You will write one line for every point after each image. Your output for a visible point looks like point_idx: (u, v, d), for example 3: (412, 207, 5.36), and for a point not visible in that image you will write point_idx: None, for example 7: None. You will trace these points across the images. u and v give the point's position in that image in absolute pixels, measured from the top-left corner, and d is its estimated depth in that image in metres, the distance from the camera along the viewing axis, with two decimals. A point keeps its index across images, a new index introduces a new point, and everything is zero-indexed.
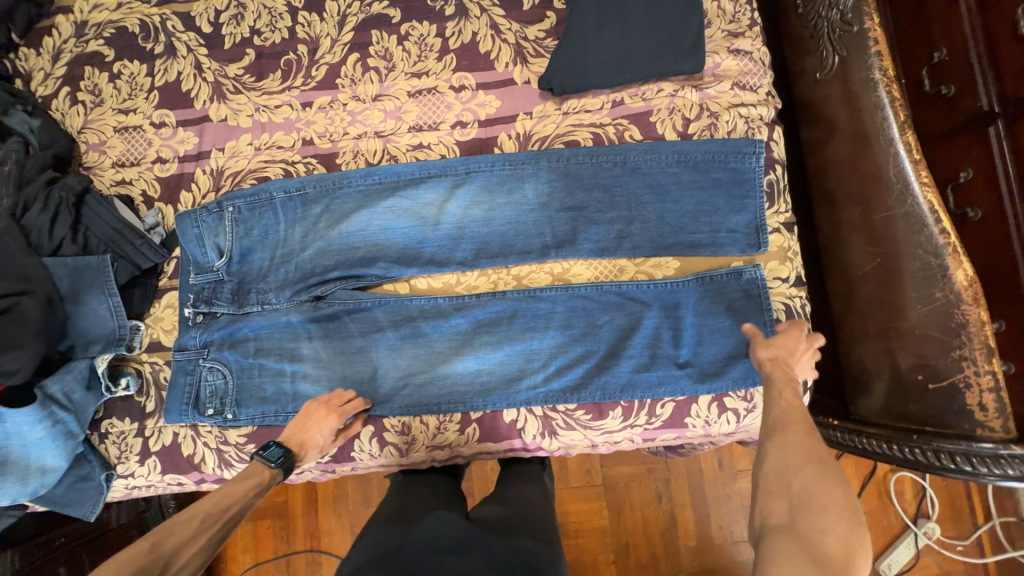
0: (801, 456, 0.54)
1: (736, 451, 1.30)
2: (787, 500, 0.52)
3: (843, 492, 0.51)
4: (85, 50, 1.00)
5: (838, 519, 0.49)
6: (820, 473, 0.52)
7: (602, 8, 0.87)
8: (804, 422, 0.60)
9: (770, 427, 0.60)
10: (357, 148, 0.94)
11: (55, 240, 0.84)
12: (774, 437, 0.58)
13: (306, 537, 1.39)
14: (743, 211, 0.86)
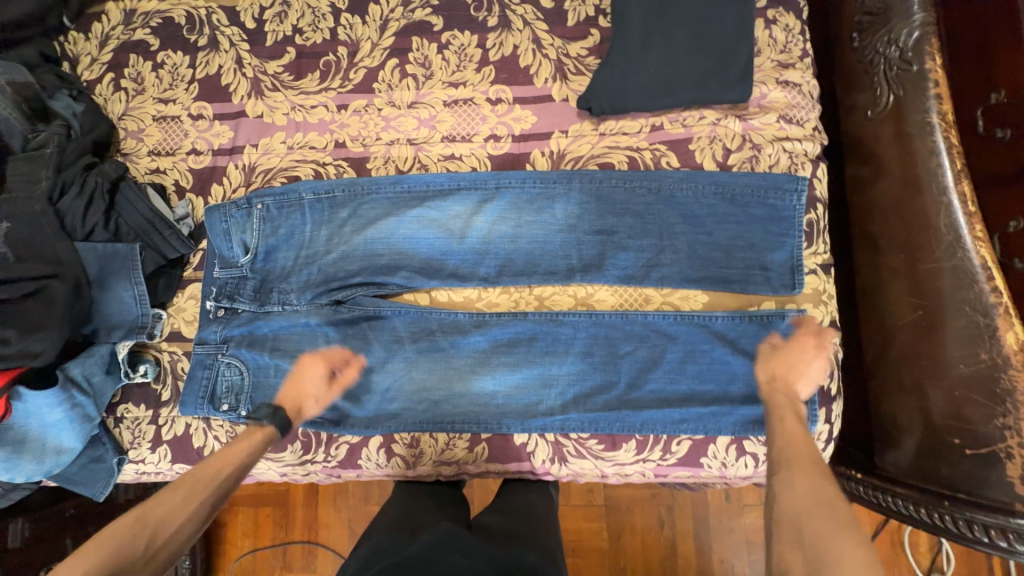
0: (809, 503, 0.58)
1: (745, 486, 1.26)
2: (802, 551, 0.53)
3: (857, 540, 0.53)
4: (131, 38, 1.02)
5: (854, 565, 0.50)
6: (829, 519, 0.55)
7: (649, 29, 0.84)
8: (807, 463, 0.64)
9: (777, 468, 0.65)
10: (388, 154, 0.93)
11: (88, 224, 0.85)
12: (782, 479, 0.63)
13: (304, 528, 1.39)
14: (780, 249, 0.83)
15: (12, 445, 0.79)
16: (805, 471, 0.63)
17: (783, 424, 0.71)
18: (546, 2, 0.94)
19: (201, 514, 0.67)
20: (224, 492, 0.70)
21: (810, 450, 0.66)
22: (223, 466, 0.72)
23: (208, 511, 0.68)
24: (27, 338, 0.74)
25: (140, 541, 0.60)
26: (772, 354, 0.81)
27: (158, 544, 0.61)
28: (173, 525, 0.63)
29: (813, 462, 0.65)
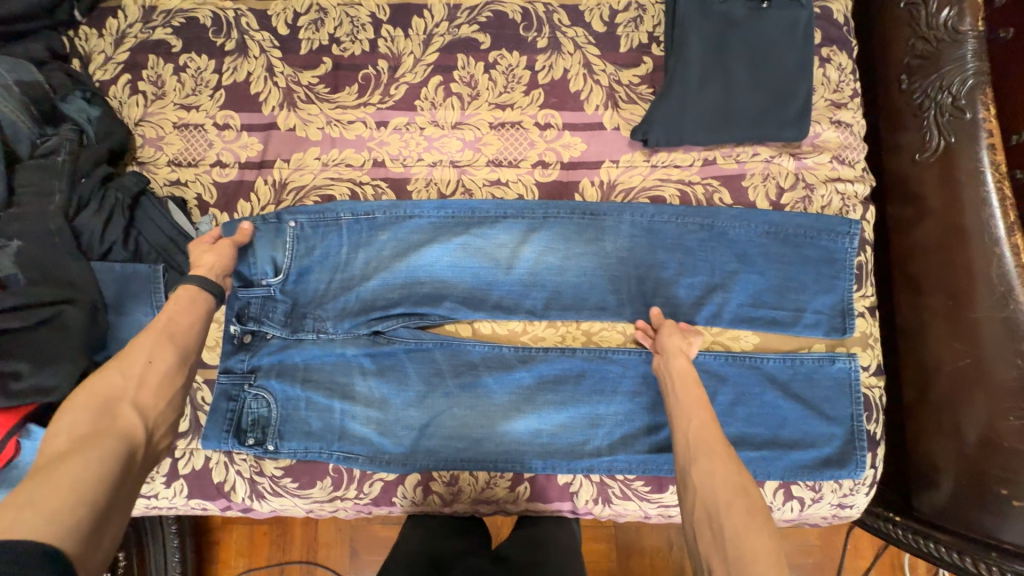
0: (727, 497, 0.59)
1: None
2: (721, 554, 0.55)
3: (767, 529, 0.56)
4: (150, 37, 0.94)
5: (768, 561, 0.53)
6: (747, 511, 0.57)
7: (708, 63, 0.82)
8: (721, 441, 0.65)
9: (691, 454, 0.65)
10: (430, 176, 0.89)
11: (106, 242, 0.78)
12: (697, 465, 0.63)
13: (304, 546, 1.29)
14: (830, 291, 0.82)
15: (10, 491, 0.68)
16: (720, 456, 0.63)
17: (696, 408, 0.69)
18: (599, 25, 0.91)
19: (172, 348, 0.65)
20: (191, 326, 0.68)
21: (718, 429, 0.66)
22: (173, 315, 0.68)
23: (179, 345, 0.66)
24: (38, 372, 0.66)
25: (116, 388, 0.59)
26: (822, 399, 0.81)
27: (136, 383, 0.60)
28: (142, 365, 0.62)
29: (720, 441, 0.65)
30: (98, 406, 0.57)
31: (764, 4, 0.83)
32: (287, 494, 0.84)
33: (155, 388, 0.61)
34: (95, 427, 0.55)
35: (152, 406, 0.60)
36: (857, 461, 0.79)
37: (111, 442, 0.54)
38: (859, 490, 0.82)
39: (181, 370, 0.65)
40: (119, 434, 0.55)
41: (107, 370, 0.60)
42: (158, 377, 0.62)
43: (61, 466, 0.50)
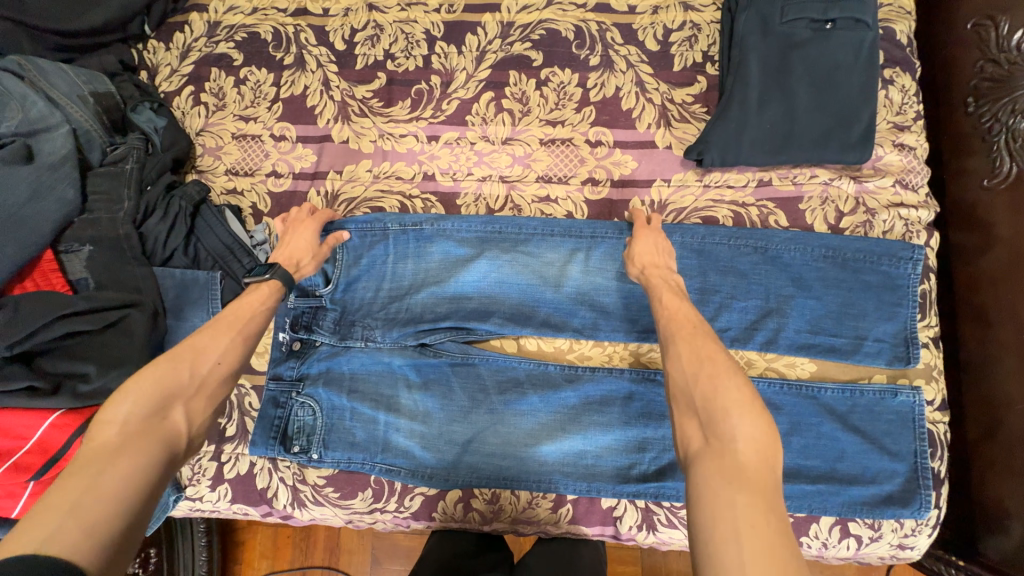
0: (695, 366, 0.56)
1: None
2: (696, 418, 0.53)
3: (736, 383, 0.53)
4: (214, 51, 0.98)
5: (742, 414, 0.51)
6: (717, 372, 0.54)
7: (766, 83, 0.81)
8: (690, 322, 0.63)
9: (663, 338, 0.62)
10: (479, 191, 0.89)
11: (168, 249, 0.80)
12: (668, 347, 0.61)
13: (326, 551, 1.29)
14: (893, 320, 0.79)
15: None
16: (687, 335, 0.60)
17: (664, 302, 0.67)
18: (652, 44, 0.90)
19: (237, 353, 0.64)
20: (257, 329, 0.67)
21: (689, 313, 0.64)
22: (246, 312, 0.67)
23: (243, 351, 0.65)
24: (105, 374, 0.67)
25: (179, 386, 0.57)
26: (884, 434, 0.77)
27: (197, 384, 0.59)
28: (209, 364, 0.60)
29: (691, 322, 0.63)
30: (157, 400, 0.55)
31: (828, 24, 0.81)
32: (328, 503, 0.84)
33: (212, 394, 0.60)
34: (148, 424, 0.53)
35: (202, 412, 0.58)
36: (921, 501, 0.75)
37: (158, 444, 0.53)
38: (923, 531, 0.77)
39: (234, 378, 0.63)
40: (168, 440, 0.54)
41: (178, 363, 0.58)
42: (218, 384, 0.61)
43: (113, 465, 0.48)
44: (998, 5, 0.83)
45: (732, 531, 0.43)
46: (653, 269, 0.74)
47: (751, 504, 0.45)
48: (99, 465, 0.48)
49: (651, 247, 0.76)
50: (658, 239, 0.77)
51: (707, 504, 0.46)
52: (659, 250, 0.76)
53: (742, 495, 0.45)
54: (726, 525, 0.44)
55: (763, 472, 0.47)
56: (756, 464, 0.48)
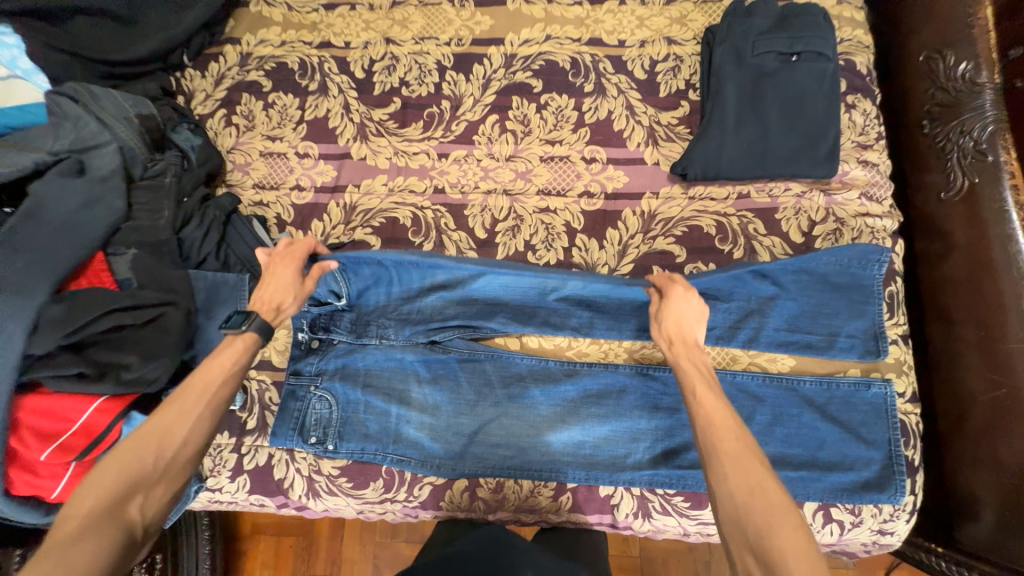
0: (745, 495, 0.58)
1: None
2: (755, 556, 0.55)
3: (792, 522, 0.56)
4: (245, 79, 1.09)
5: (797, 558, 0.53)
6: (770, 507, 0.57)
7: (742, 107, 0.91)
8: (734, 429, 0.63)
9: (705, 447, 0.63)
10: (484, 203, 0.98)
11: (202, 253, 0.89)
12: (715, 460, 0.61)
13: (327, 563, 1.33)
14: (862, 317, 0.86)
15: None
16: (734, 451, 0.61)
17: (700, 396, 0.67)
18: (640, 73, 1.01)
19: (204, 426, 0.66)
20: (224, 398, 0.69)
21: (731, 417, 0.64)
22: (214, 376, 0.69)
23: (211, 425, 0.67)
24: (144, 364, 0.73)
25: (146, 465, 0.60)
26: (860, 423, 0.83)
27: (160, 470, 0.61)
28: (175, 445, 0.63)
29: (734, 429, 0.63)
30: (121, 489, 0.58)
31: (793, 57, 0.92)
32: (342, 493, 0.89)
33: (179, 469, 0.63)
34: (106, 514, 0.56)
35: (164, 494, 0.61)
36: (896, 486, 0.80)
37: (113, 537, 0.56)
38: (900, 517, 0.82)
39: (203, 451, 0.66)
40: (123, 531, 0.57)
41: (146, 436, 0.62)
42: (185, 458, 0.64)
43: (72, 551, 0.53)
44: (943, 40, 0.94)
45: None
46: (681, 346, 0.74)
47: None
48: (61, 548, 0.53)
49: (679, 314, 0.76)
50: (687, 304, 0.76)
51: None
52: (688, 321, 0.75)
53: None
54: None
55: None
56: None
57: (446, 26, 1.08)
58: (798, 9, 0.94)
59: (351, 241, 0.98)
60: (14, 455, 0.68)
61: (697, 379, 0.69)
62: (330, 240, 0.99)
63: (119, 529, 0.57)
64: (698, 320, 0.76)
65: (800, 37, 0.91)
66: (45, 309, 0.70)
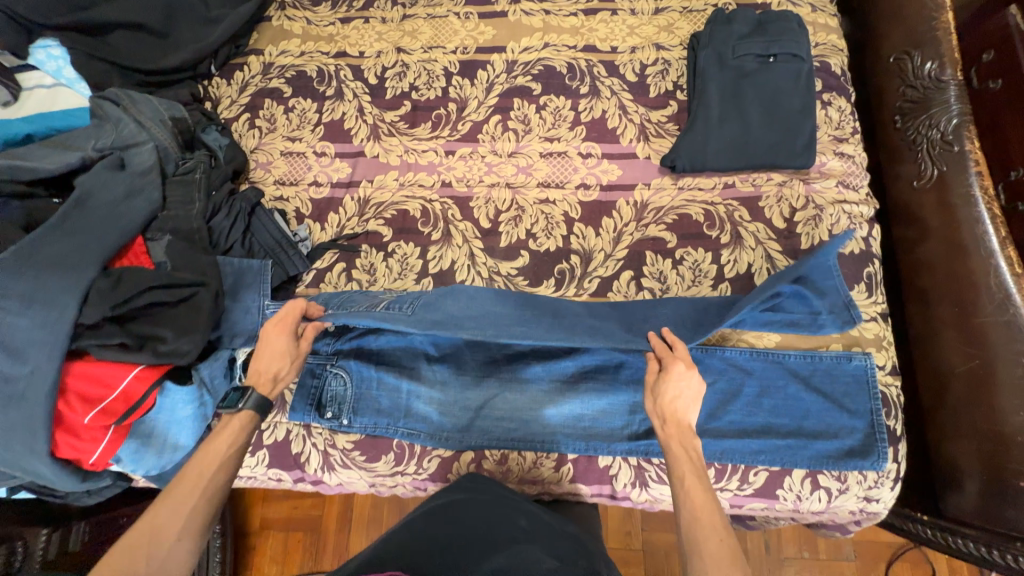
0: None
1: (785, 538, 1.36)
2: None
3: None
4: (267, 86, 1.18)
5: None
6: None
7: (724, 105, 0.99)
8: (719, 527, 0.67)
9: (687, 541, 0.67)
10: (488, 196, 1.06)
11: (229, 241, 0.97)
12: (696, 557, 0.65)
13: (335, 556, 1.48)
14: (826, 295, 0.88)
15: (140, 439, 0.84)
16: (714, 550, 0.65)
17: (688, 487, 0.71)
18: (631, 76, 1.10)
19: (197, 520, 0.70)
20: (218, 487, 0.73)
21: (717, 516, 0.68)
22: (209, 467, 0.73)
23: (203, 519, 0.70)
24: (178, 338, 0.80)
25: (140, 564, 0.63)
26: (843, 393, 0.88)
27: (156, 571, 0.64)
28: (171, 541, 0.66)
29: (718, 528, 0.67)
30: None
31: (770, 58, 1.00)
32: (355, 466, 0.95)
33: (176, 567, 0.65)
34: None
35: None
36: (879, 453, 0.85)
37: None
38: (884, 484, 0.87)
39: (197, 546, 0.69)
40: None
41: (143, 534, 0.65)
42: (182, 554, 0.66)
43: None
44: (911, 42, 1.03)
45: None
46: (673, 427, 0.78)
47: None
48: None
49: (676, 392, 0.79)
50: (686, 383, 0.79)
51: None
52: (685, 401, 0.78)
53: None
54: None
55: None
56: None
57: (452, 36, 1.17)
58: (774, 16, 1.03)
59: (365, 231, 1.06)
60: (59, 419, 0.74)
61: (687, 467, 0.73)
62: (345, 231, 1.06)
63: None
64: (694, 402, 0.79)
65: (776, 40, 0.99)
66: (95, 282, 0.77)
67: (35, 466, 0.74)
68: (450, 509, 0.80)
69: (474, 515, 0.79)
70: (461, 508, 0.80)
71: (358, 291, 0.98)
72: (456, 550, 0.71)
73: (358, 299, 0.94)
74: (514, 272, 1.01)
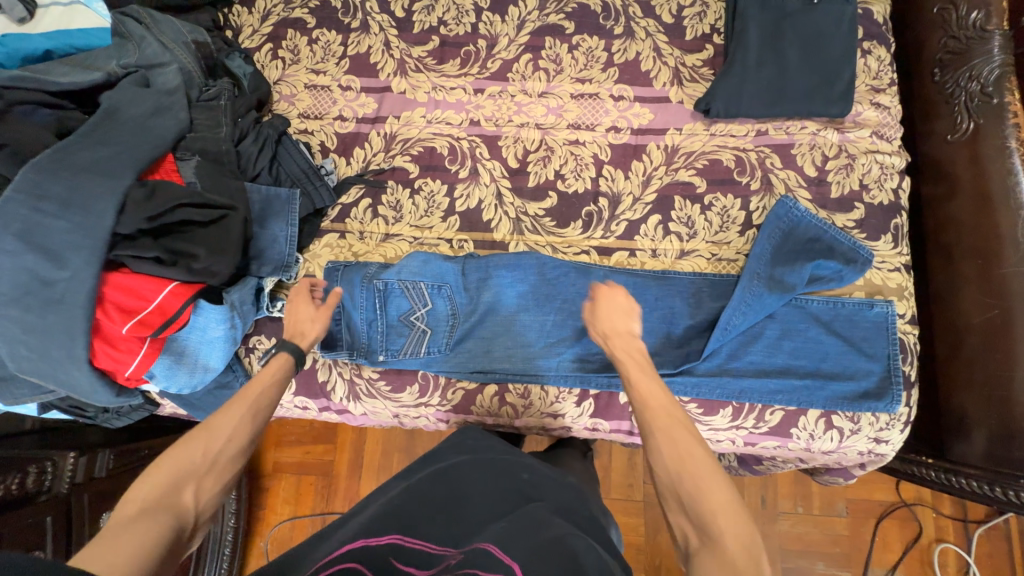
0: (677, 459, 0.63)
1: (780, 493, 1.41)
2: (690, 518, 0.59)
3: (719, 481, 0.60)
4: (290, 15, 1.14)
5: (727, 514, 0.57)
6: (701, 471, 0.61)
7: (764, 48, 0.97)
8: (665, 409, 0.69)
9: (645, 423, 0.68)
10: (518, 135, 1.04)
11: (256, 167, 0.97)
12: (652, 433, 0.67)
13: (345, 499, 1.53)
14: (831, 257, 0.91)
15: (172, 356, 0.85)
16: (670, 426, 0.67)
17: (637, 382, 0.74)
18: (667, 17, 1.06)
19: (247, 429, 0.71)
20: (265, 403, 0.75)
21: (670, 404, 0.70)
22: (256, 388, 0.76)
23: (250, 428, 0.72)
24: (211, 257, 0.80)
25: (193, 465, 0.64)
26: (861, 338, 0.90)
27: (208, 462, 0.65)
28: (221, 441, 0.68)
29: (671, 412, 0.69)
30: (172, 479, 0.62)
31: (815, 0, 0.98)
32: (380, 396, 0.97)
33: (223, 469, 0.66)
34: (164, 498, 0.60)
35: (211, 488, 0.64)
36: (893, 396, 0.87)
37: (164, 522, 0.58)
38: (894, 426, 0.89)
39: (244, 454, 0.70)
40: (174, 509, 0.59)
41: (192, 442, 0.66)
42: (230, 457, 0.68)
43: (124, 536, 0.54)
44: None
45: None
46: (615, 339, 0.81)
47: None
48: (113, 534, 0.54)
49: (609, 312, 0.83)
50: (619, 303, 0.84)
51: None
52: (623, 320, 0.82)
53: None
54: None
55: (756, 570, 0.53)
56: (746, 556, 0.54)
57: None
58: None
59: (391, 167, 1.05)
60: (97, 327, 0.76)
61: (633, 368, 0.76)
62: (371, 166, 1.05)
63: (164, 523, 0.58)
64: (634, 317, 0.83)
65: None
66: (130, 191, 0.76)
67: (73, 373, 0.75)
68: (453, 473, 0.81)
69: (476, 479, 0.79)
70: (465, 472, 0.81)
71: (385, 305, 0.95)
72: (460, 506, 0.73)
73: (395, 328, 0.95)
74: (542, 213, 1.01)
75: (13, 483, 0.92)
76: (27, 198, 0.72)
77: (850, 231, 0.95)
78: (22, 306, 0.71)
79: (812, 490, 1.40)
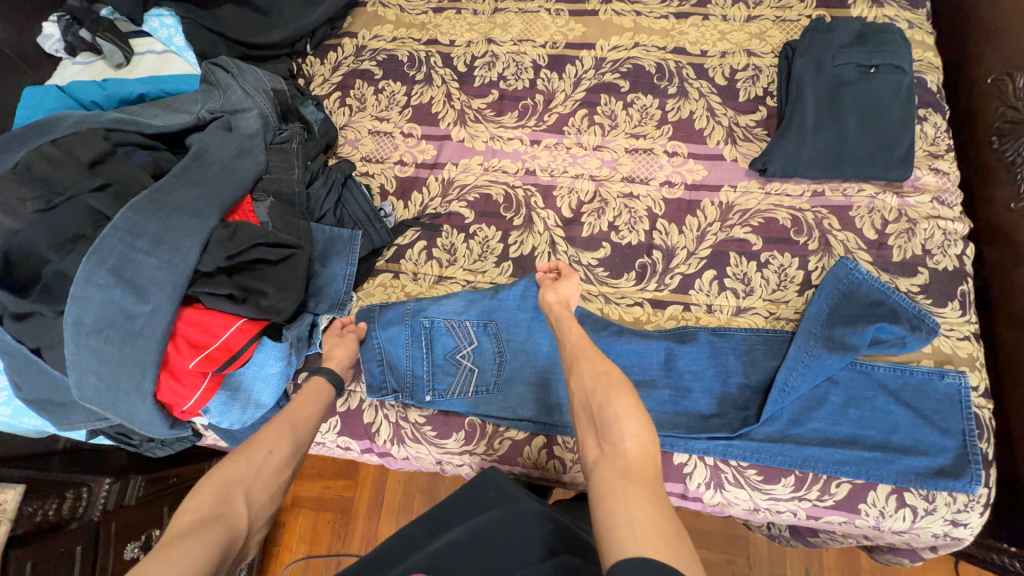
0: (591, 379, 0.65)
1: (827, 568, 1.28)
2: (594, 428, 0.62)
3: (624, 389, 0.62)
4: (359, 67, 1.21)
5: (626, 416, 0.59)
6: (607, 384, 0.63)
7: (819, 113, 0.99)
8: (590, 344, 0.72)
9: (573, 357, 0.70)
10: (572, 186, 1.07)
11: (323, 209, 1.01)
12: (575, 365, 0.69)
13: (361, 542, 1.46)
14: (897, 321, 0.87)
15: (229, 391, 0.85)
16: (587, 353, 0.70)
17: (568, 327, 0.77)
18: (720, 80, 1.10)
19: (287, 443, 0.73)
20: (301, 419, 0.78)
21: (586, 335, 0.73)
22: (291, 410, 0.78)
23: (290, 442, 0.74)
24: (279, 294, 0.83)
25: (241, 475, 0.66)
26: (933, 411, 0.86)
27: (255, 472, 0.67)
28: (264, 455, 0.69)
29: (587, 342, 0.72)
30: (222, 488, 0.63)
31: (871, 69, 1.00)
32: (424, 441, 0.95)
33: (267, 478, 0.68)
34: (216, 508, 0.61)
35: (259, 496, 0.66)
36: (972, 475, 0.81)
37: (220, 532, 0.58)
38: (974, 508, 0.83)
39: (287, 466, 0.71)
40: (226, 516, 0.60)
41: (237, 456, 0.67)
42: (273, 469, 0.69)
43: (189, 539, 0.55)
44: (1011, 64, 1.00)
45: (626, 518, 0.51)
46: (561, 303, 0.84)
47: (640, 490, 0.54)
48: (177, 539, 0.55)
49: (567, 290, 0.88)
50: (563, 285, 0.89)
51: (604, 496, 0.54)
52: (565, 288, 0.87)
53: (632, 488, 0.54)
54: (622, 517, 0.51)
55: (645, 465, 0.57)
56: (639, 456, 0.57)
57: (543, 30, 1.19)
58: (876, 29, 1.03)
59: (447, 212, 1.07)
60: (165, 361, 0.77)
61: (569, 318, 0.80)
62: (428, 210, 1.08)
63: (223, 530, 0.59)
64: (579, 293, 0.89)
65: (878, 51, 1.00)
66: (215, 231, 0.81)
67: (135, 405, 0.76)
68: (481, 524, 0.74)
69: (505, 527, 0.73)
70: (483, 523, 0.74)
71: (431, 344, 0.95)
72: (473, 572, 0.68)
73: (442, 367, 0.94)
74: (595, 263, 1.01)
75: (49, 509, 0.92)
76: (123, 236, 0.77)
77: (915, 296, 0.92)
78: (101, 338, 0.74)
79: (862, 565, 1.26)
